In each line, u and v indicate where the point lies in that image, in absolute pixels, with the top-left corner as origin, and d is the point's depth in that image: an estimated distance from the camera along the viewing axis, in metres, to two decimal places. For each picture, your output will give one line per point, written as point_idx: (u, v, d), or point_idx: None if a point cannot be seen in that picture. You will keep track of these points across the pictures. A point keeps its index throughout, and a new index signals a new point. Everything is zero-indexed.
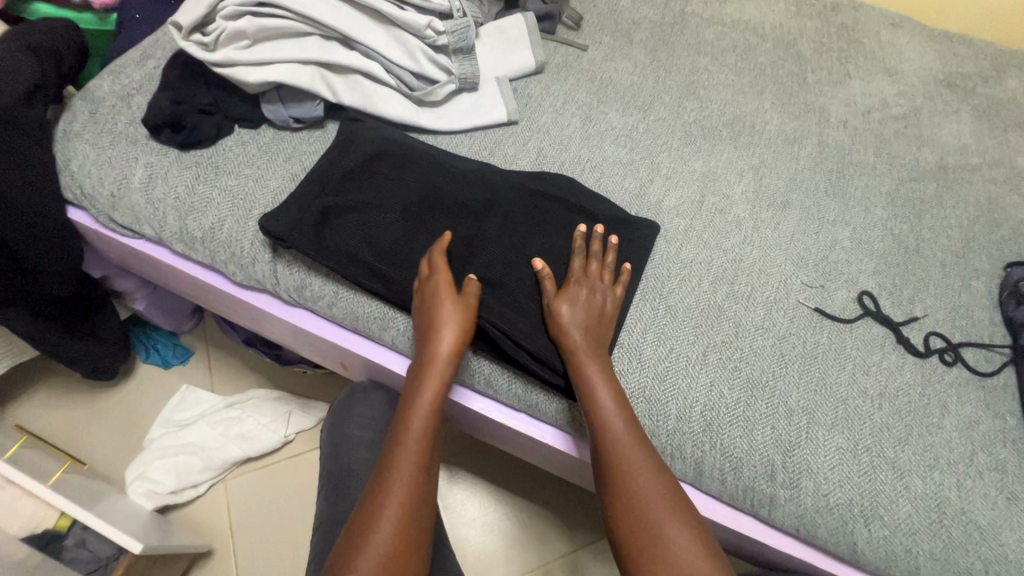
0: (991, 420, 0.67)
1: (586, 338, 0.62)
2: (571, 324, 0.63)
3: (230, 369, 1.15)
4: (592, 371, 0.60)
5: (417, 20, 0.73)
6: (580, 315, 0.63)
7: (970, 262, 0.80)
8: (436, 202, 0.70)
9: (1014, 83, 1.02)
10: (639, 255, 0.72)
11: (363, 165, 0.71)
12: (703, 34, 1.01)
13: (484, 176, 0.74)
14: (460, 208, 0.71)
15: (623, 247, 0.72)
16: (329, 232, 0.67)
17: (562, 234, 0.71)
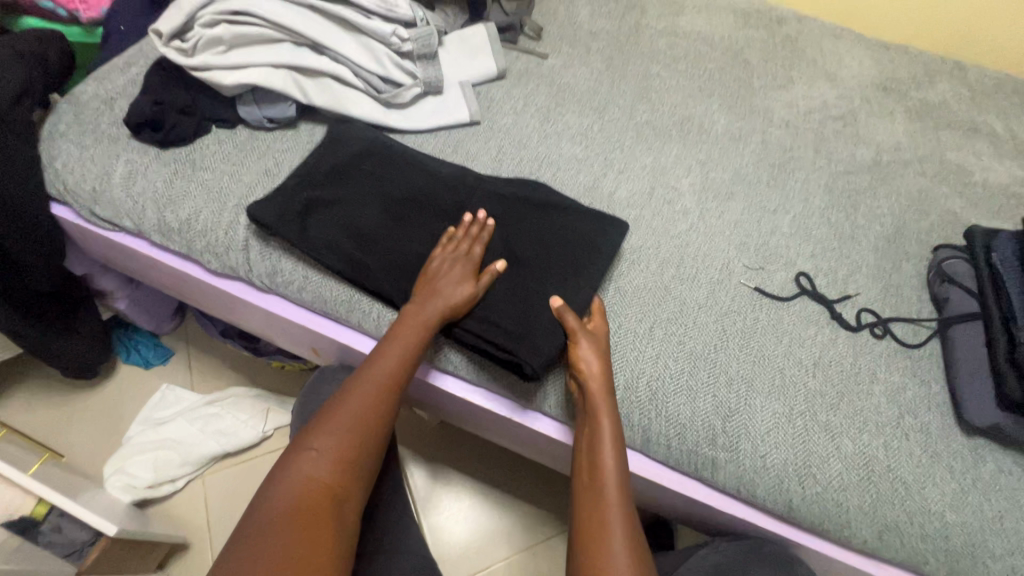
0: (918, 387, 0.72)
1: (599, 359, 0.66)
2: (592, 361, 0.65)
3: (210, 368, 1.18)
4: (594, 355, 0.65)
5: (383, 28, 0.80)
6: (595, 352, 0.66)
7: (900, 247, 0.86)
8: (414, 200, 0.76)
9: (944, 87, 1.11)
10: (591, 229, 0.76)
11: (348, 165, 0.77)
12: (657, 44, 1.09)
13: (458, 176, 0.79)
14: (432, 203, 0.75)
15: (574, 222, 0.76)
16: (313, 224, 0.72)
17: (530, 226, 0.75)
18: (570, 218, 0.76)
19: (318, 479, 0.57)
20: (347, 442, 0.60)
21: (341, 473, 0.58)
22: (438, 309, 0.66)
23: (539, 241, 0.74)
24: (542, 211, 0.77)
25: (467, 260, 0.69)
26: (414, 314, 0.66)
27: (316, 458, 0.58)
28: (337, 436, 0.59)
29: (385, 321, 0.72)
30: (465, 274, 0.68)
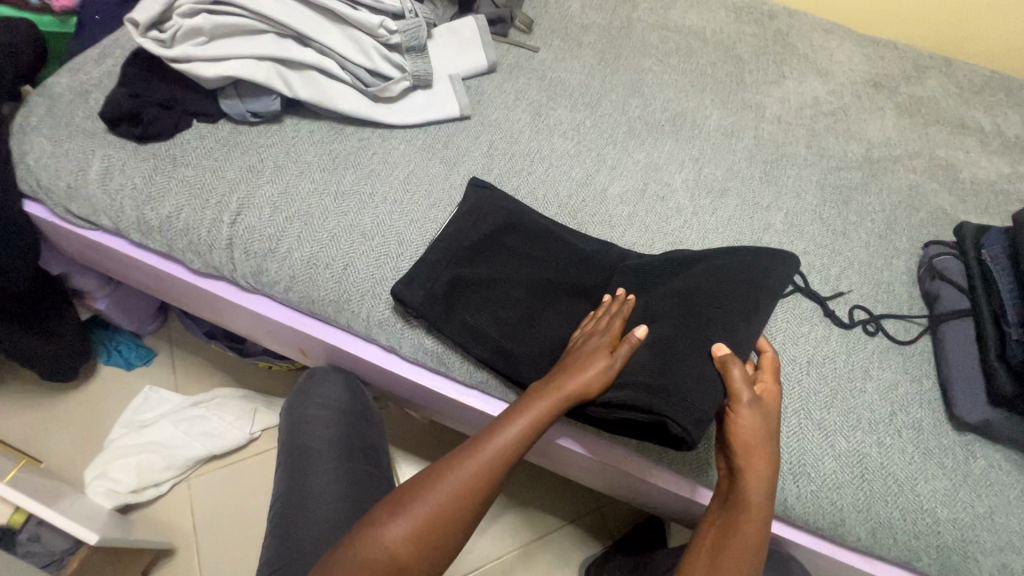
0: (909, 383, 0.72)
1: (755, 432, 0.60)
2: (759, 438, 0.59)
3: (195, 369, 1.15)
4: (745, 432, 0.59)
5: (370, 19, 0.78)
6: (755, 423, 0.60)
7: (891, 243, 0.86)
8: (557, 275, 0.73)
9: (933, 82, 1.11)
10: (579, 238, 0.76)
11: (490, 237, 0.74)
12: (649, 38, 1.08)
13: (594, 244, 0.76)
14: (564, 277, 0.73)
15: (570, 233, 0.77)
16: (457, 306, 0.70)
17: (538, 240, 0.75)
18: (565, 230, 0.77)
19: (391, 547, 0.52)
20: (433, 519, 0.54)
21: (417, 549, 0.53)
22: (576, 382, 0.59)
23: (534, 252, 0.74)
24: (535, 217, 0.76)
25: (604, 332, 0.64)
26: (548, 383, 0.60)
27: (396, 525, 0.53)
28: (421, 508, 0.54)
29: (376, 321, 0.70)
30: (603, 345, 0.62)
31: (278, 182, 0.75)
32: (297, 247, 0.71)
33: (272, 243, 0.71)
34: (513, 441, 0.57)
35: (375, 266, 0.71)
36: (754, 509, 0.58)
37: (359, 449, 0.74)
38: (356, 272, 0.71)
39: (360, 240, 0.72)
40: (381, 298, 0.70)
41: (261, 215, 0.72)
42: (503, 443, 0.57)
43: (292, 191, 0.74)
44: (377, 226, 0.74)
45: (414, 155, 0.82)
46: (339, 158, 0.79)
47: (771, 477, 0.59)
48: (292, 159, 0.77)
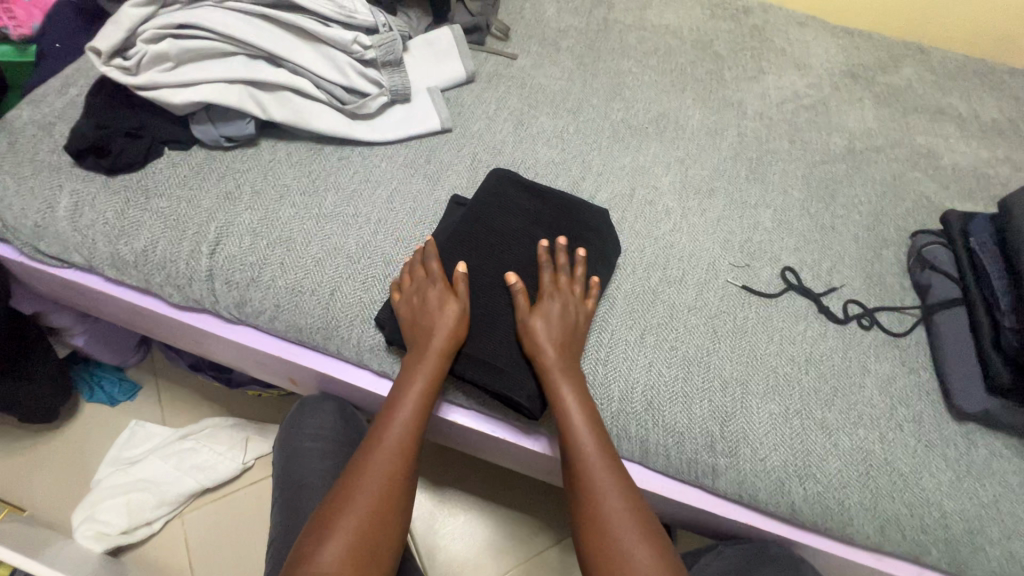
0: (908, 375, 0.72)
1: (558, 354, 0.63)
2: (543, 340, 0.63)
3: (181, 400, 1.12)
4: (548, 348, 0.63)
5: (343, 35, 0.76)
6: (550, 332, 0.64)
7: (880, 234, 0.86)
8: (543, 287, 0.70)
9: (909, 70, 1.12)
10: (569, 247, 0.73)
11: (474, 244, 0.70)
12: (627, 39, 1.07)
13: (535, 235, 0.73)
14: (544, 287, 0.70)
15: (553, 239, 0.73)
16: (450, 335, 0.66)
17: (492, 247, 0.70)
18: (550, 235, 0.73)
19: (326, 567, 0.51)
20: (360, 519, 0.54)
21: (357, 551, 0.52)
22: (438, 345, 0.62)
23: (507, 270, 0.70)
24: (525, 224, 0.73)
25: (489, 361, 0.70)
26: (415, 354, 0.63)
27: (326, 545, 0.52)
28: (349, 518, 0.54)
29: (366, 346, 0.68)
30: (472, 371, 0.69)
31: (257, 208, 0.73)
32: (280, 274, 0.69)
33: (254, 272, 0.69)
34: (410, 423, 0.60)
35: (363, 289, 0.69)
36: (562, 386, 0.62)
37: None
38: (344, 296, 0.69)
39: (345, 263, 0.70)
40: (370, 321, 0.68)
41: (241, 243, 0.70)
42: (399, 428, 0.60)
43: (273, 217, 0.72)
44: (362, 247, 0.72)
45: (396, 171, 0.80)
46: (320, 179, 0.77)
47: (574, 373, 0.63)
48: (270, 183, 0.75)
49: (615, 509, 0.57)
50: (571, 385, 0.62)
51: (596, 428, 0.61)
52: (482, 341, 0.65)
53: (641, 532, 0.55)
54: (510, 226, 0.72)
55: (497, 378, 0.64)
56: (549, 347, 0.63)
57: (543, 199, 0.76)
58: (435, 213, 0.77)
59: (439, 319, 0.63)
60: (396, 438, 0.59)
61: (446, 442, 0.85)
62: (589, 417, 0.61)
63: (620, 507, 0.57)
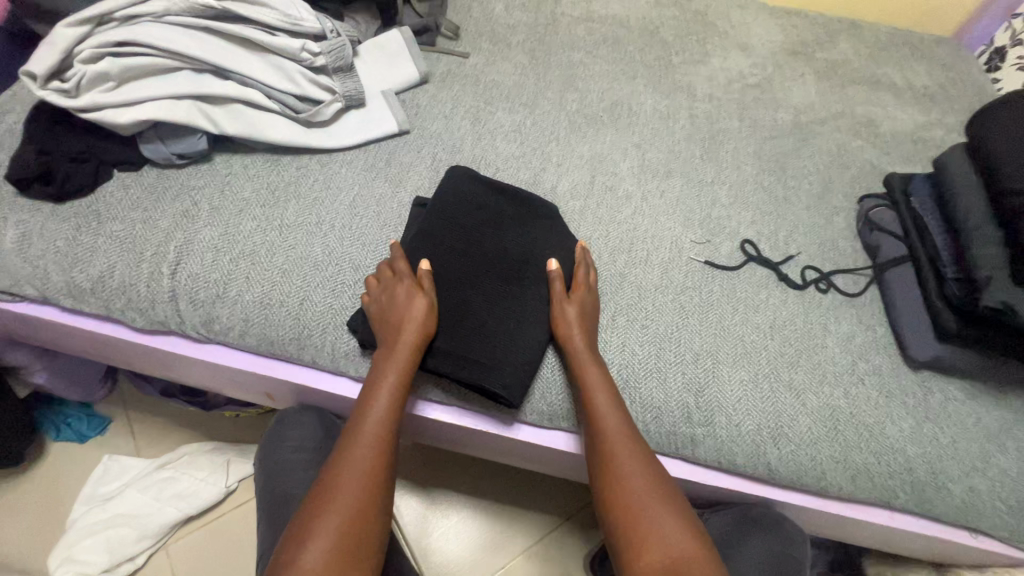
0: (865, 332, 0.76)
1: (582, 336, 0.66)
2: (574, 322, 0.67)
3: (155, 429, 1.08)
4: (573, 330, 0.66)
5: (291, 44, 0.76)
6: (579, 317, 0.67)
7: (830, 201, 0.90)
8: (509, 280, 0.71)
9: (845, 45, 1.17)
10: (532, 236, 0.75)
11: (441, 242, 0.71)
12: (575, 31, 1.09)
13: (499, 232, 0.74)
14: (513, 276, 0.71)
15: (516, 229, 0.74)
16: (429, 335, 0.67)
17: (456, 246, 0.71)
18: (512, 225, 0.74)
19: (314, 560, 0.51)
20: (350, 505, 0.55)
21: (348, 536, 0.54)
22: (409, 334, 0.62)
23: (475, 265, 0.70)
24: (489, 218, 0.74)
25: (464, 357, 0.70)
26: (387, 343, 0.63)
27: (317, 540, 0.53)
28: (337, 507, 0.55)
29: (342, 352, 0.68)
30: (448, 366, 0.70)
31: (217, 224, 0.71)
32: (246, 289, 0.68)
33: (219, 289, 0.68)
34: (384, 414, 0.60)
35: (333, 296, 0.69)
36: (586, 365, 0.65)
37: None
38: (314, 305, 0.68)
39: (312, 271, 0.70)
40: (343, 327, 0.68)
41: (203, 260, 0.69)
42: (375, 420, 0.60)
43: (234, 231, 0.71)
44: (328, 255, 0.71)
45: (358, 177, 0.80)
46: (280, 191, 0.76)
47: (594, 352, 0.66)
48: (229, 198, 0.74)
49: (633, 480, 0.60)
50: (594, 366, 0.65)
51: (619, 411, 0.63)
52: (453, 335, 0.66)
53: (656, 499, 0.59)
54: (473, 224, 0.73)
55: (472, 370, 0.64)
56: (574, 329, 0.66)
57: (504, 195, 0.76)
58: (399, 215, 0.77)
59: (407, 315, 0.63)
60: (373, 428, 0.59)
61: (432, 442, 0.85)
62: (609, 393, 0.64)
63: (637, 478, 0.60)
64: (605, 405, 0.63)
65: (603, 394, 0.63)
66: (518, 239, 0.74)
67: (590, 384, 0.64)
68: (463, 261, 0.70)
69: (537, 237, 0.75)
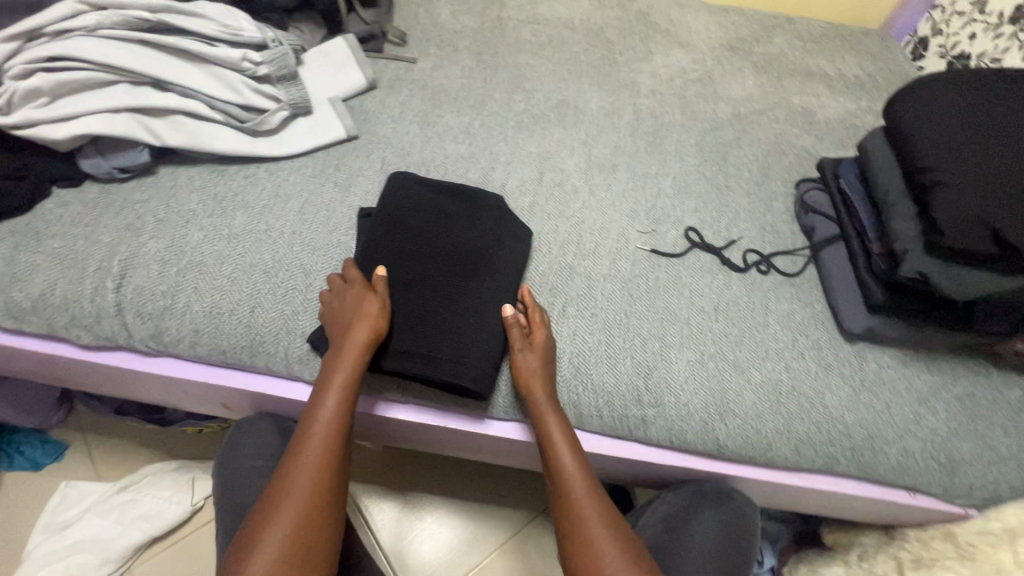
0: (804, 309, 0.80)
1: (542, 386, 0.66)
2: (531, 371, 0.67)
3: (115, 451, 1.06)
4: (532, 379, 0.66)
5: (231, 54, 0.76)
6: (537, 363, 0.67)
7: (769, 187, 0.94)
8: (462, 275, 0.71)
9: (780, 39, 1.23)
10: (483, 230, 0.76)
11: (393, 244, 0.72)
12: (521, 34, 1.11)
13: (449, 229, 0.75)
14: (466, 269, 0.72)
15: (466, 226, 0.76)
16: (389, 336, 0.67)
17: (407, 246, 0.72)
18: (464, 222, 0.76)
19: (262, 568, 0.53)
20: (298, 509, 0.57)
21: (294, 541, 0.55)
22: (358, 334, 0.62)
23: (428, 262, 0.71)
24: (439, 217, 0.75)
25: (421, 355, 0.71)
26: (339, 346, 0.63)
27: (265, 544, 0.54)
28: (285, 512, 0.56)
29: (295, 356, 0.68)
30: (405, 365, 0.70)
31: (162, 237, 0.71)
32: (195, 299, 0.68)
33: (166, 300, 0.68)
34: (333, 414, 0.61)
35: (284, 301, 0.69)
36: (546, 415, 0.65)
37: None
38: (264, 311, 0.69)
39: (262, 279, 0.70)
40: (295, 332, 0.68)
41: (149, 273, 0.69)
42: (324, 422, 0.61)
43: (180, 242, 0.71)
44: (278, 261, 0.72)
45: (306, 183, 0.80)
46: (227, 201, 0.76)
47: (553, 399, 0.67)
48: (174, 210, 0.73)
49: (591, 528, 0.61)
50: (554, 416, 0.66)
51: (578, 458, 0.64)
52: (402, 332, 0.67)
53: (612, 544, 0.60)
54: (422, 223, 0.74)
55: (422, 365, 0.66)
56: (533, 378, 0.66)
57: (453, 195, 0.78)
58: (349, 219, 0.78)
59: (356, 316, 0.63)
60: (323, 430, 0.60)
61: (396, 442, 0.86)
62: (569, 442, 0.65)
63: (596, 525, 0.61)
64: (565, 455, 0.64)
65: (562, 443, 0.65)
66: (469, 234, 0.75)
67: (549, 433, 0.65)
68: (416, 259, 0.71)
69: (488, 232, 0.76)
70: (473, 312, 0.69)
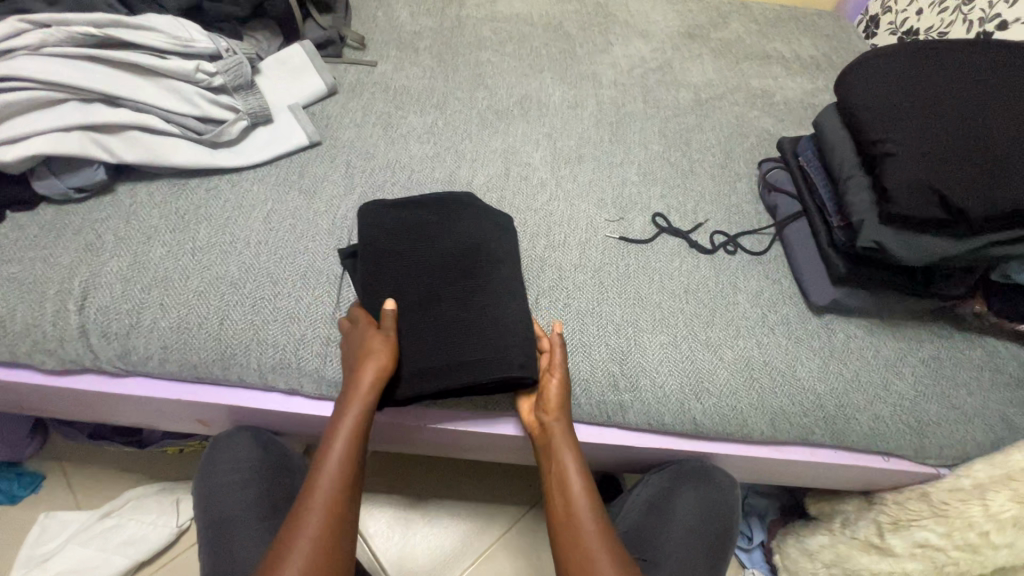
0: (772, 286, 0.82)
1: (562, 414, 0.66)
2: (553, 397, 0.66)
3: (95, 478, 1.04)
4: (552, 406, 0.65)
5: (184, 66, 0.75)
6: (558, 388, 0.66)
7: (732, 169, 0.96)
8: (453, 277, 0.70)
9: (736, 24, 1.25)
10: (464, 231, 0.75)
11: (378, 252, 0.71)
12: (481, 32, 1.12)
13: (449, 228, 0.75)
14: (452, 272, 0.71)
15: (445, 226, 0.75)
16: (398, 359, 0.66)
17: (390, 254, 0.71)
18: (443, 223, 0.75)
19: None
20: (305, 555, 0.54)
21: None
22: (370, 373, 0.62)
23: (413, 268, 0.71)
24: (417, 220, 0.75)
25: None
26: (350, 386, 0.62)
27: None
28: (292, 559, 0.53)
29: (268, 366, 0.67)
30: None
31: (124, 254, 0.70)
32: (161, 315, 0.67)
33: (131, 319, 0.67)
34: (344, 456, 0.60)
35: (253, 312, 0.69)
36: (563, 443, 0.64)
37: (281, 502, 0.73)
38: (234, 323, 0.68)
39: (230, 290, 0.69)
40: (266, 342, 0.68)
41: (112, 292, 0.67)
42: (334, 464, 0.59)
43: (143, 259, 0.70)
44: (244, 272, 0.71)
45: (270, 192, 0.79)
46: (189, 215, 0.75)
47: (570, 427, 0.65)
48: (135, 227, 0.72)
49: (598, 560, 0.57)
50: (571, 445, 0.64)
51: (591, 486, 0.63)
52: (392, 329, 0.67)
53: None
54: (423, 223, 0.74)
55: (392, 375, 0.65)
56: (553, 404, 0.65)
57: (428, 200, 0.78)
58: (315, 226, 0.77)
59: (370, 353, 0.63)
60: (333, 471, 0.59)
61: (380, 446, 0.86)
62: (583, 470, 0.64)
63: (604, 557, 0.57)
64: (579, 482, 0.63)
65: (576, 469, 0.63)
66: (450, 235, 0.74)
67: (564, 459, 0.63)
68: (403, 270, 0.71)
69: (469, 231, 0.75)
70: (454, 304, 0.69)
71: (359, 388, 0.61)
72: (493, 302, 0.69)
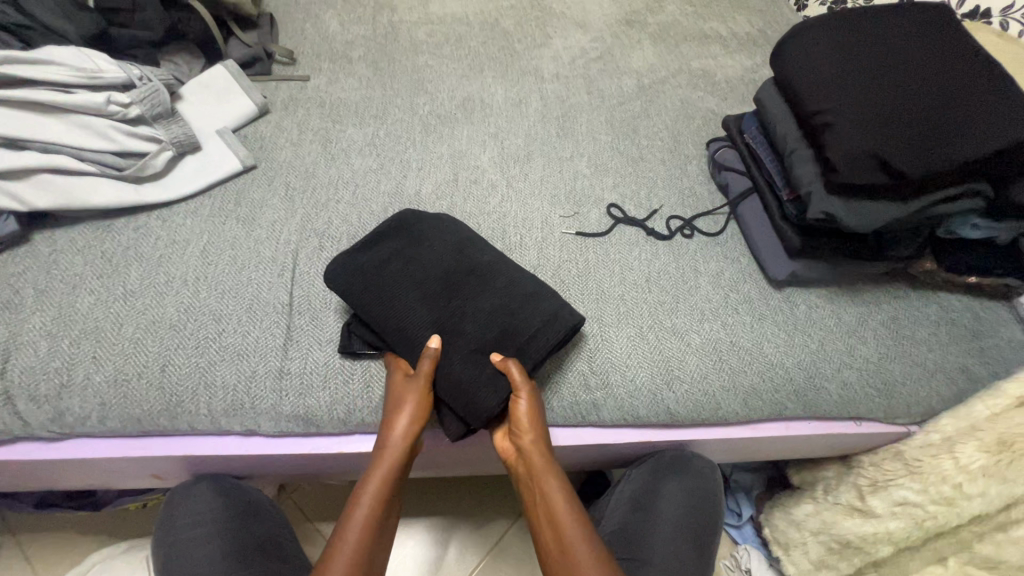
0: (733, 265, 0.82)
1: (541, 445, 0.62)
2: (525, 425, 0.62)
3: (55, 546, 0.97)
4: (526, 433, 0.62)
5: (92, 99, 0.70)
6: (531, 417, 0.62)
7: (682, 153, 0.96)
8: (427, 296, 0.66)
9: (672, 7, 1.25)
10: (431, 244, 0.70)
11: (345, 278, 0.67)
12: (416, 36, 1.09)
13: (417, 244, 0.70)
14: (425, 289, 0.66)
15: (412, 242, 0.70)
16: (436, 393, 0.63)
17: (357, 278, 0.66)
18: (410, 240, 0.70)
19: None
20: None
21: None
22: (405, 421, 0.60)
23: (382, 288, 0.66)
24: (381, 240, 0.70)
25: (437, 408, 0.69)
26: (382, 431, 0.60)
27: None
28: None
29: (220, 409, 0.63)
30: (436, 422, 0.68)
31: (47, 308, 0.65)
32: (96, 369, 0.62)
33: (62, 377, 0.62)
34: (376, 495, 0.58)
35: (197, 354, 0.64)
36: (547, 474, 0.61)
37: (250, 553, 0.69)
38: (177, 368, 0.64)
39: (170, 334, 0.65)
40: (215, 385, 0.64)
41: (38, 350, 0.62)
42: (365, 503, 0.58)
43: (70, 310, 0.65)
44: (184, 312, 0.67)
45: (205, 224, 0.75)
46: (118, 257, 0.70)
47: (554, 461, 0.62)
48: (58, 277, 0.67)
49: None
50: (558, 477, 0.61)
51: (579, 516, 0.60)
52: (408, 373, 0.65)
53: None
54: (381, 242, 0.70)
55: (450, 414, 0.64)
56: (527, 431, 0.62)
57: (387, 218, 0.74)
58: (258, 254, 0.73)
59: (407, 391, 0.61)
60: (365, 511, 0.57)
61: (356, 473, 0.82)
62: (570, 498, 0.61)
63: None
64: (568, 514, 0.59)
65: (562, 499, 0.60)
66: (417, 251, 0.69)
67: (550, 489, 0.60)
68: (377, 293, 0.65)
69: (436, 243, 0.70)
70: (417, 319, 0.65)
71: (394, 431, 0.60)
72: (462, 316, 0.65)
